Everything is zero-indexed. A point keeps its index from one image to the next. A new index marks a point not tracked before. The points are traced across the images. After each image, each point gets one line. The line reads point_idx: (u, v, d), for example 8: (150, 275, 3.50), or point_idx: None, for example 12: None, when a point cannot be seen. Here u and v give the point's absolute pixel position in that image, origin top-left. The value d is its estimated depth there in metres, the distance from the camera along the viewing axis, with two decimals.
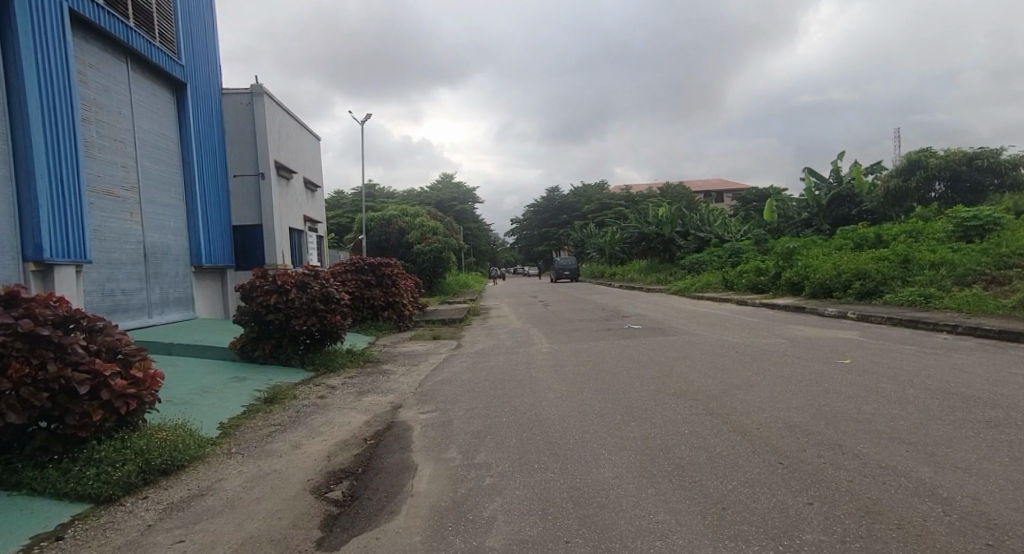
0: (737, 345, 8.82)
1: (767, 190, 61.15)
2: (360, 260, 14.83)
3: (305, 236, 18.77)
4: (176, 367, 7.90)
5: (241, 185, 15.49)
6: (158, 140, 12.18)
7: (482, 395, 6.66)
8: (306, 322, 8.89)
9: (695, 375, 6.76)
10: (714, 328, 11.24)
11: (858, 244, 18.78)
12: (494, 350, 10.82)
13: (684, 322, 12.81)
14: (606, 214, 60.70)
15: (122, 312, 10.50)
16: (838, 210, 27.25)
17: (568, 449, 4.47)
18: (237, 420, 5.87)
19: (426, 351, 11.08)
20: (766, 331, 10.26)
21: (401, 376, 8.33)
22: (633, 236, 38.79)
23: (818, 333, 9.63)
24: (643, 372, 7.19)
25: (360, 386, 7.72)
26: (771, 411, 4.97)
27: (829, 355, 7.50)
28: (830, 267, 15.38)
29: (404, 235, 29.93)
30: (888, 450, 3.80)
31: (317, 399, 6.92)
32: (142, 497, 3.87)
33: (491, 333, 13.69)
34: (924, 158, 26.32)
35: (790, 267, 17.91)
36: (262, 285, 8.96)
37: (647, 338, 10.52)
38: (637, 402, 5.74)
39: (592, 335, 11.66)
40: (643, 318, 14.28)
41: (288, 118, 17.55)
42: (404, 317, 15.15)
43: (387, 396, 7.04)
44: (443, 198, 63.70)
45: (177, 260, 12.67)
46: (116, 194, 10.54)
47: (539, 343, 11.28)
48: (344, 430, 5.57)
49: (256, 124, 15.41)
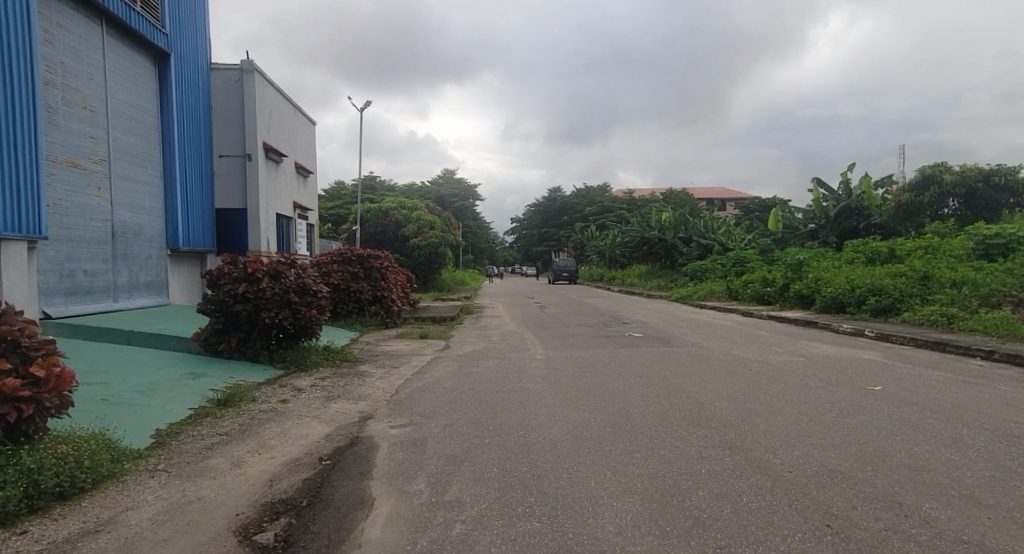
0: (749, 362, 8.04)
1: (771, 200, 60.44)
2: (349, 252, 14.25)
3: (294, 223, 17.95)
4: (127, 360, 7.10)
5: (227, 166, 14.67)
6: (134, 112, 11.35)
7: (464, 408, 5.86)
8: (278, 315, 8.08)
9: (707, 396, 5.97)
10: (721, 341, 10.45)
11: (870, 258, 18.02)
12: (484, 354, 10.03)
13: (688, 333, 12.04)
14: (608, 217, 59.95)
15: (84, 295, 9.69)
16: (845, 223, 26.92)
17: (560, 489, 3.66)
18: (177, 427, 5.05)
19: (410, 352, 10.27)
20: (779, 347, 9.47)
21: (378, 381, 7.52)
22: (635, 240, 38.05)
23: (836, 352, 8.86)
24: (648, 389, 6.39)
25: (330, 390, 6.92)
26: (803, 449, 4.17)
27: (854, 379, 6.72)
28: (843, 281, 14.62)
29: (401, 227, 29.16)
30: (965, 516, 3.01)
31: (278, 404, 6.11)
32: (20, 532, 3.06)
33: (482, 335, 12.88)
34: (938, 174, 25.35)
35: (799, 279, 17.14)
36: (230, 273, 8.17)
37: (650, 349, 9.74)
38: (641, 428, 4.94)
39: (590, 342, 10.86)
40: (644, 326, 13.47)
41: (281, 99, 16.75)
42: (391, 313, 14.37)
43: (357, 404, 6.22)
44: (444, 193, 62.87)
45: (151, 241, 11.85)
46: (82, 166, 9.70)
47: (533, 348, 10.48)
48: (298, 446, 4.76)
49: (246, 102, 14.60)
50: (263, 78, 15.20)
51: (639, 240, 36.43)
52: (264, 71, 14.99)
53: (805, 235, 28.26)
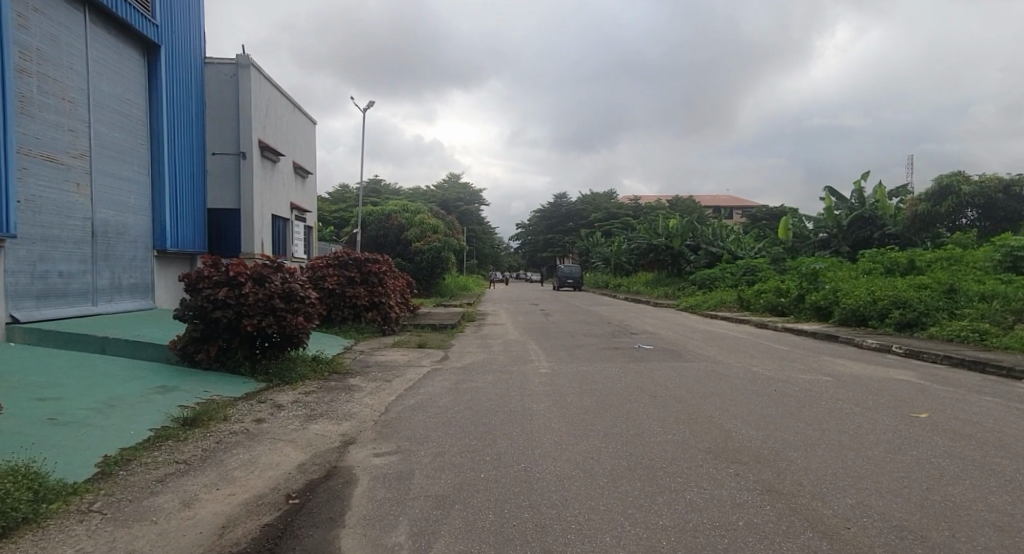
0: (773, 381, 7.36)
1: (778, 209, 59.81)
2: (346, 255, 13.76)
3: (291, 225, 17.35)
4: (92, 370, 6.49)
5: (220, 165, 14.11)
6: (119, 104, 10.79)
7: (459, 434, 5.20)
8: (261, 322, 7.45)
9: (733, 423, 5.30)
10: (738, 356, 9.77)
11: (889, 269, 17.32)
12: (484, 366, 9.38)
13: (701, 345, 11.37)
14: (614, 223, 59.35)
15: (58, 298, 9.11)
16: (857, 233, 26.13)
17: (568, 547, 3.00)
18: (130, 452, 4.42)
19: (406, 364, 9.59)
20: (803, 364, 8.78)
21: (367, 397, 6.85)
22: (641, 247, 37.44)
23: (866, 370, 8.16)
24: (665, 413, 5.72)
25: (313, 407, 6.27)
26: (858, 496, 3.50)
27: (896, 404, 6.01)
28: (864, 292, 13.88)
29: (403, 231, 28.65)
30: None
31: (251, 424, 5.47)
32: None
33: (483, 345, 12.21)
34: (956, 183, 25.52)
35: (816, 289, 16.45)
36: (210, 276, 7.54)
37: (663, 364, 9.06)
38: (661, 462, 4.27)
39: (598, 355, 10.19)
40: (653, 337, 12.81)
41: (280, 96, 16.23)
42: (389, 320, 13.66)
43: (339, 426, 5.56)
44: (449, 198, 62.40)
45: (135, 242, 11.26)
46: (59, 161, 9.14)
47: (537, 360, 9.81)
48: (264, 479, 4.10)
49: (241, 98, 14.07)
50: (260, 74, 14.68)
51: (646, 247, 35.78)
52: (261, 66, 14.47)
53: (816, 244, 27.53)
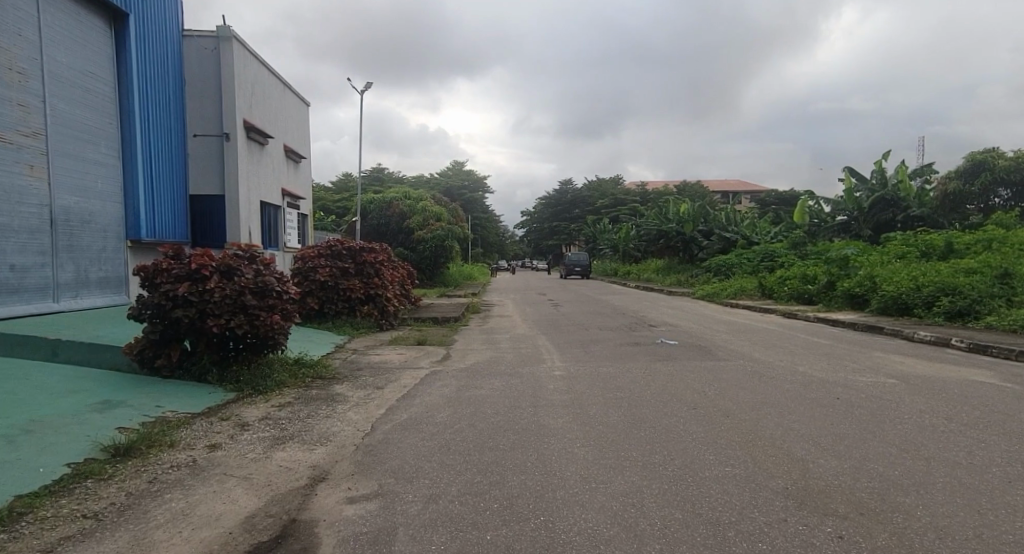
0: (831, 386, 6.23)
1: (790, 194, 58.27)
2: (340, 245, 12.70)
3: (284, 212, 16.26)
4: (22, 382, 5.42)
5: (203, 147, 13.02)
6: (83, 78, 9.71)
7: (459, 466, 4.12)
8: (229, 323, 6.38)
9: (807, 448, 4.18)
10: (777, 353, 8.65)
11: (924, 253, 16.13)
12: (491, 367, 8.29)
13: (731, 340, 10.24)
14: (622, 209, 57.98)
15: (10, 296, 8.08)
16: (879, 215, 24.83)
17: None
18: (25, 502, 3.36)
19: (403, 365, 8.51)
20: (856, 363, 7.64)
21: (352, 412, 5.78)
22: (651, 234, 36.29)
23: (934, 370, 7.02)
24: (717, 433, 4.61)
25: (285, 427, 5.20)
26: None
27: (1000, 417, 4.87)
28: (905, 278, 12.68)
29: (406, 219, 27.62)
30: None
31: (202, 453, 4.39)
32: None
33: (489, 341, 11.12)
34: (990, 160, 24.79)
35: (847, 275, 15.29)
36: (169, 268, 6.40)
37: (694, 363, 7.95)
38: (729, 514, 3.17)
39: (618, 353, 9.08)
40: (676, 330, 11.69)
41: (268, 74, 15.12)
42: (387, 314, 12.68)
43: (312, 454, 4.48)
44: (453, 185, 61.20)
45: (105, 231, 10.20)
46: (7, 139, 8.08)
47: (550, 360, 8.71)
48: (193, 544, 3.02)
49: (222, 74, 12.94)
50: (244, 48, 13.54)
51: (656, 233, 34.58)
52: (245, 40, 13.34)
53: (836, 227, 26.30)
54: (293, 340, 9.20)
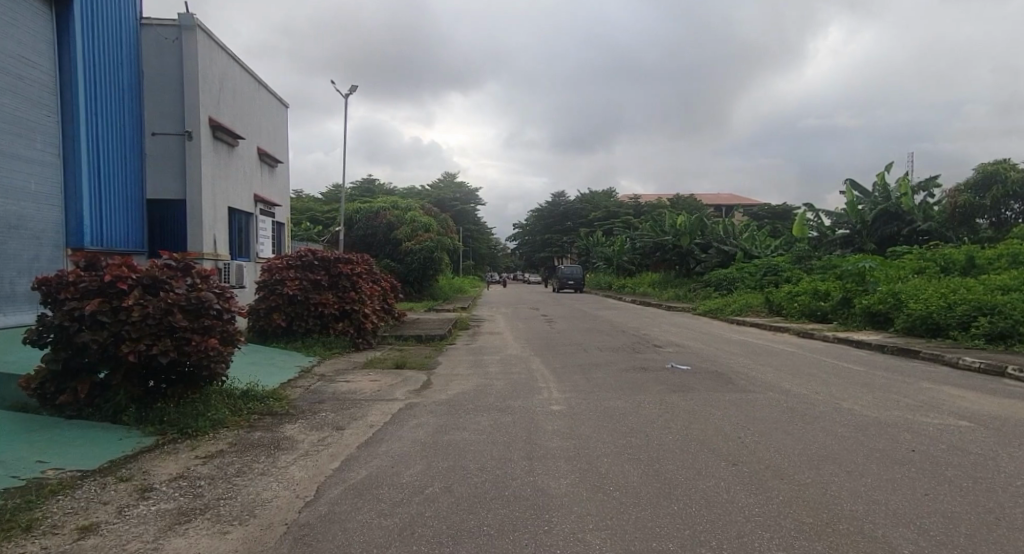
0: (895, 431, 5.02)
1: (783, 208, 57.69)
2: (311, 254, 11.41)
3: (255, 220, 14.99)
4: None
5: (162, 147, 11.78)
6: (12, 61, 8.43)
7: None
8: (151, 347, 5.11)
9: (917, 542, 2.96)
10: (809, 383, 7.49)
11: (944, 268, 15.12)
12: (477, 399, 7.06)
13: (749, 365, 9.09)
14: (615, 222, 57.06)
15: None
16: (884, 229, 23.98)
17: None
18: None
19: (373, 396, 7.23)
20: (909, 398, 6.43)
21: (296, 467, 4.51)
22: (647, 247, 35.31)
23: (1006, 409, 5.83)
24: (780, 512, 3.39)
25: (201, 492, 3.92)
26: None
27: None
28: (933, 296, 11.60)
29: (393, 230, 26.46)
30: None
31: (63, 544, 3.10)
32: None
33: (476, 364, 9.87)
34: (1001, 172, 24.01)
35: (863, 292, 14.24)
36: (77, 281, 5.13)
37: (717, 396, 6.77)
38: None
39: (624, 381, 7.85)
40: (685, 352, 10.49)
41: (239, 70, 13.92)
42: (363, 331, 11.46)
43: (223, 542, 3.21)
44: (444, 196, 60.06)
45: (38, 237, 8.90)
46: None
47: (546, 390, 7.50)
48: None
49: (184, 66, 11.73)
50: (210, 40, 12.35)
51: (652, 246, 33.52)
52: (211, 30, 12.16)
53: (838, 241, 25.27)
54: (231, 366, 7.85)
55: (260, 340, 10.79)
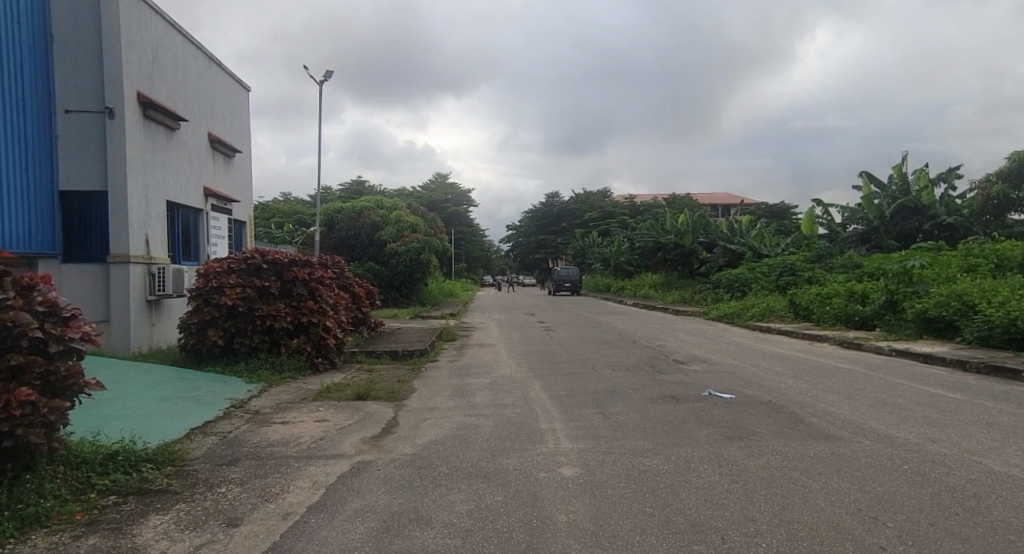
0: None
1: (780, 207, 56.02)
2: (258, 256, 9.37)
3: (205, 218, 12.90)
4: None
5: (78, 126, 9.69)
6: None
7: None
8: None
9: None
10: (909, 422, 5.50)
11: (998, 266, 13.21)
12: (456, 454, 5.01)
13: (808, 390, 7.10)
14: (611, 222, 55.11)
15: None
16: (904, 224, 22.14)
17: None
18: None
19: (310, 451, 5.15)
20: None
21: None
22: (646, 247, 33.39)
23: None
24: None
25: None
26: None
27: None
28: (1012, 298, 9.65)
29: (377, 230, 24.41)
30: None
31: None
32: None
33: (459, 391, 7.80)
34: None
35: (910, 295, 12.30)
36: None
37: (795, 448, 4.76)
38: None
39: (656, 420, 5.83)
40: (718, 372, 8.48)
41: (182, 41, 11.89)
42: (323, 348, 9.40)
43: None
44: (435, 198, 57.88)
45: None
46: None
47: (552, 435, 5.46)
48: None
49: (103, 28, 9.69)
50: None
51: (653, 246, 31.57)
52: None
53: (851, 239, 23.33)
54: (116, 409, 5.83)
55: (193, 364, 8.75)
